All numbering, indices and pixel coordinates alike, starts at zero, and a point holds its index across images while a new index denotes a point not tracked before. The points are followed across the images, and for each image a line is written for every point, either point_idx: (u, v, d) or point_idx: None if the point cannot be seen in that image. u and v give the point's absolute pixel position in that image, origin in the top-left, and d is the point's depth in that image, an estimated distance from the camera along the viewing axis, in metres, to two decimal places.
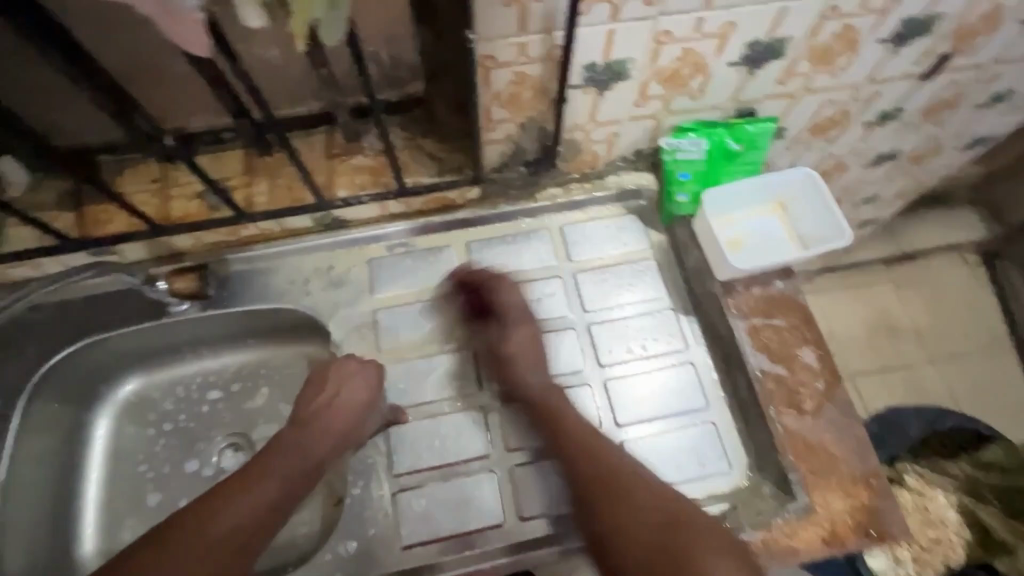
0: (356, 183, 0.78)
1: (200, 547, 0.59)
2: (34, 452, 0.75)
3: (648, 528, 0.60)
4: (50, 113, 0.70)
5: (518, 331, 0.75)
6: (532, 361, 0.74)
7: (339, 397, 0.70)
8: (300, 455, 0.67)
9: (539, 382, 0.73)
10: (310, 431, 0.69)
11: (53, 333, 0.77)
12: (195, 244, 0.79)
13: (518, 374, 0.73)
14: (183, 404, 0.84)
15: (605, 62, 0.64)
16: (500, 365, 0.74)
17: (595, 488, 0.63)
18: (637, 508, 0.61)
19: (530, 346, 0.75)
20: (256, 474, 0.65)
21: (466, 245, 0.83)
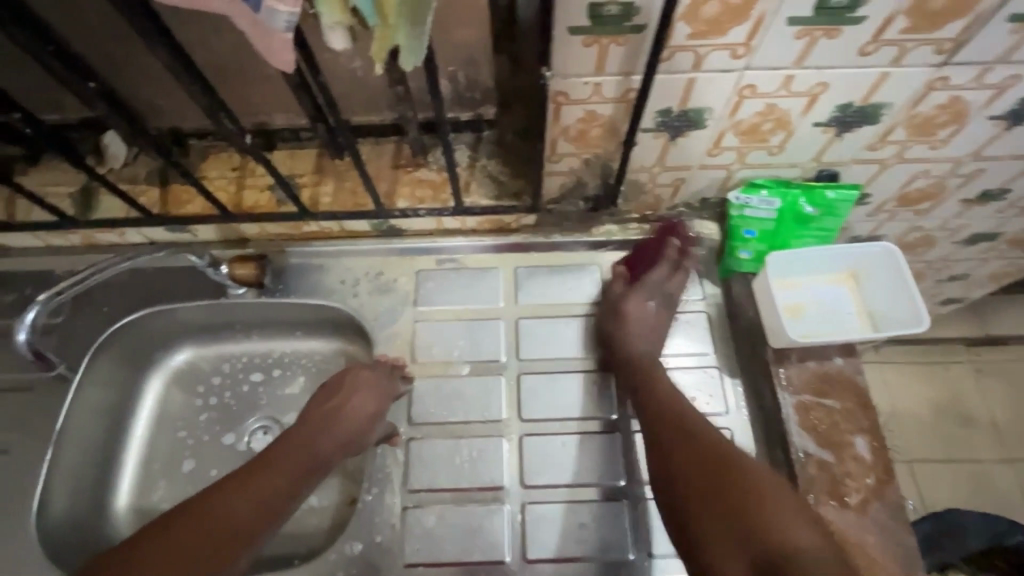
0: (416, 196, 0.80)
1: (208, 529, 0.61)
2: (90, 406, 0.80)
3: (710, 470, 0.59)
4: (152, 98, 0.76)
5: (661, 308, 0.76)
6: (647, 326, 0.75)
7: (349, 404, 0.72)
8: (310, 453, 0.70)
9: (645, 351, 0.73)
10: (327, 429, 0.71)
11: (124, 297, 0.83)
12: (262, 233, 0.84)
13: (626, 334, 0.74)
14: (228, 380, 0.89)
15: (681, 109, 0.62)
16: (616, 324, 0.75)
17: (666, 430, 0.64)
18: (692, 444, 0.61)
19: (654, 314, 0.76)
20: (267, 465, 0.68)
21: (515, 270, 0.83)
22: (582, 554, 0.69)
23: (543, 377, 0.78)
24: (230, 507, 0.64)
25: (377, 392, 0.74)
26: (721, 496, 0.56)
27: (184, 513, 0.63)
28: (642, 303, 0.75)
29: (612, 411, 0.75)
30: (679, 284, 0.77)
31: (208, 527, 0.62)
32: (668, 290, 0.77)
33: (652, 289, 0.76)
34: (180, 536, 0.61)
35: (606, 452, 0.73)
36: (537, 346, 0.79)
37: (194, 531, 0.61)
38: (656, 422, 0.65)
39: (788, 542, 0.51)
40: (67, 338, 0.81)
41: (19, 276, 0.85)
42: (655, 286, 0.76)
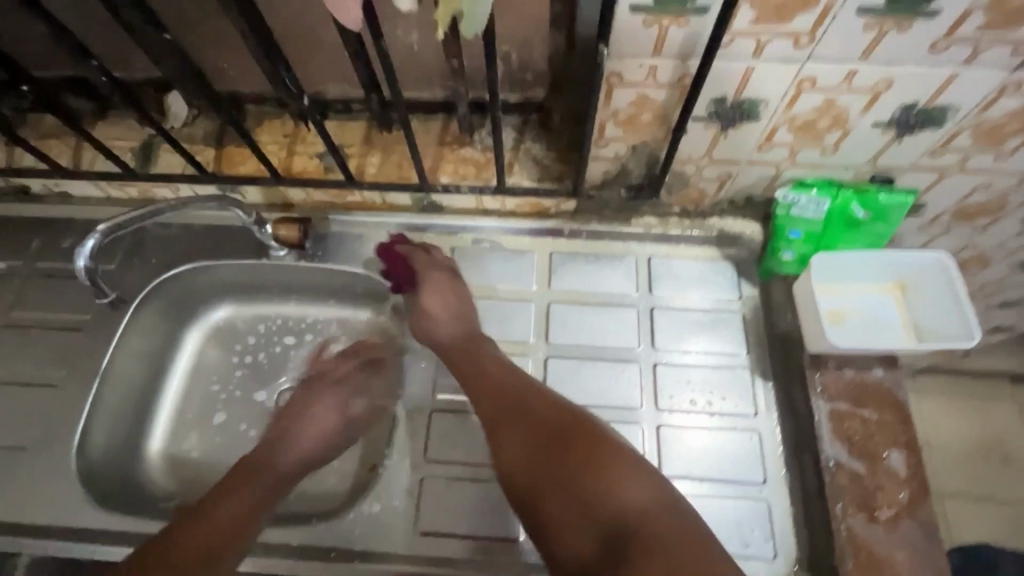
0: (458, 172, 0.81)
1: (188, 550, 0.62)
2: (133, 351, 0.83)
3: (539, 439, 0.63)
4: (217, 61, 0.79)
5: (445, 279, 0.78)
6: (450, 305, 0.77)
7: (309, 412, 0.81)
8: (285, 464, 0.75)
9: (457, 333, 0.76)
10: (293, 440, 0.77)
11: (173, 250, 0.87)
12: (307, 199, 0.86)
13: (432, 328, 0.77)
14: (263, 341, 0.92)
15: (736, 99, 0.61)
16: (420, 318, 0.78)
17: (498, 413, 0.66)
18: (534, 417, 0.65)
19: (459, 290, 0.78)
20: (245, 483, 0.70)
21: (550, 254, 0.84)
22: None
23: (567, 362, 0.77)
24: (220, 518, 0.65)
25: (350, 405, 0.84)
26: (557, 475, 0.60)
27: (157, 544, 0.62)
28: (437, 283, 0.78)
29: (635, 403, 0.74)
30: (441, 259, 0.80)
31: (191, 547, 0.62)
32: (448, 269, 0.79)
33: (433, 280, 0.78)
34: (161, 560, 0.60)
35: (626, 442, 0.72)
36: (566, 332, 0.79)
37: (173, 553, 0.61)
38: (487, 406, 0.68)
39: (621, 503, 0.57)
40: (118, 284, 0.84)
41: (79, 222, 0.89)
42: (440, 273, 0.79)
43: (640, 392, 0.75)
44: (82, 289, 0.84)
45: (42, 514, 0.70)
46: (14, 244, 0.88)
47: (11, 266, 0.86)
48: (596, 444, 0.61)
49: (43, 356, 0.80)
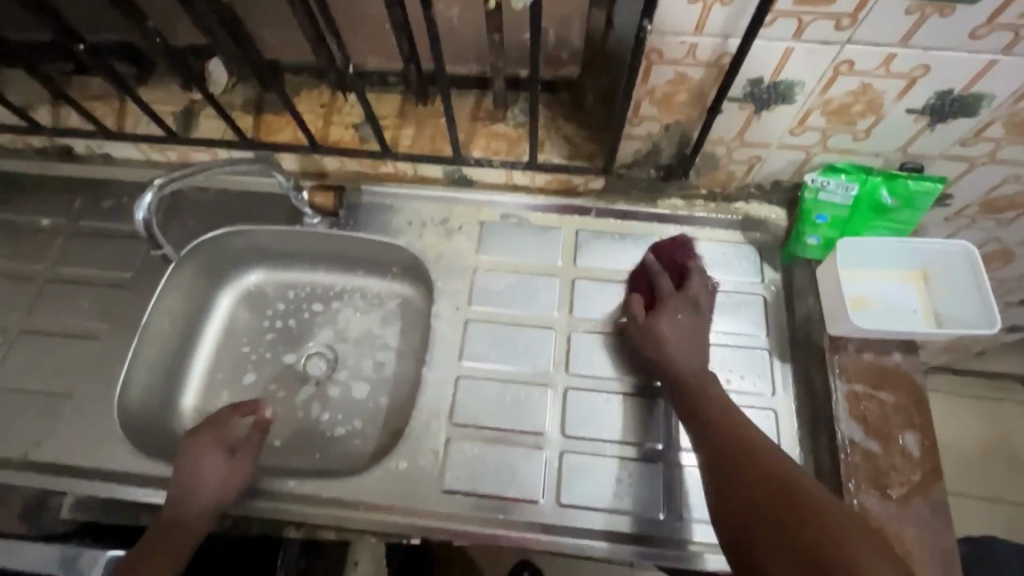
0: (491, 147, 0.83)
1: None
2: (169, 310, 0.86)
3: (785, 494, 0.53)
4: (260, 29, 0.82)
5: (694, 312, 0.73)
6: (692, 340, 0.71)
7: (200, 461, 0.70)
8: (182, 529, 0.66)
9: (694, 368, 0.69)
10: (182, 501, 0.68)
11: (210, 215, 0.90)
12: (341, 168, 0.88)
13: (672, 356, 0.70)
14: (292, 306, 0.95)
15: (772, 81, 0.62)
16: (653, 344, 0.71)
17: (730, 457, 0.59)
18: (758, 478, 0.56)
19: (696, 323, 0.72)
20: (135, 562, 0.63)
21: (576, 233, 0.85)
22: (619, 506, 0.70)
23: (592, 337, 0.79)
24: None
25: (228, 437, 0.72)
26: (768, 516, 0.52)
27: None
28: (676, 313, 0.73)
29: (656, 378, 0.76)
30: (698, 282, 0.74)
31: None
32: (692, 294, 0.74)
33: (673, 303, 0.73)
34: None
35: (646, 415, 0.74)
36: (591, 307, 0.81)
37: None
38: (720, 451, 0.60)
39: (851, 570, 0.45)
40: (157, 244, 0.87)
41: (120, 184, 0.92)
42: (683, 296, 0.74)
43: None
44: (123, 247, 0.87)
45: (84, 455, 0.73)
46: (57, 203, 0.91)
47: (55, 223, 0.90)
48: (813, 499, 0.52)
49: (84, 308, 0.83)
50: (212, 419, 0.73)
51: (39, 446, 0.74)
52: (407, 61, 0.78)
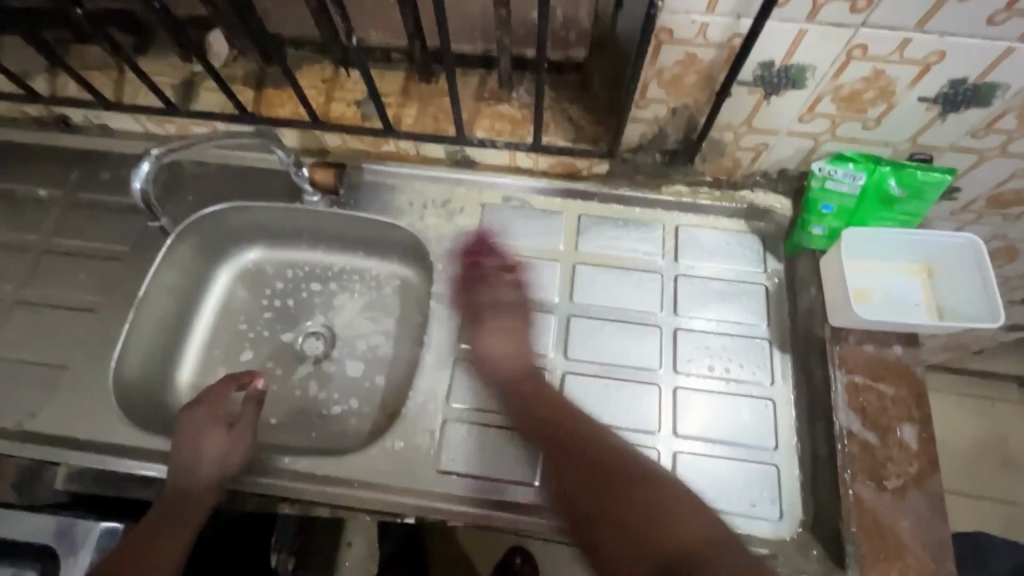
0: (494, 128, 0.81)
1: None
2: (166, 284, 0.86)
3: (600, 472, 0.61)
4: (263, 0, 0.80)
5: (510, 312, 0.75)
6: (506, 344, 0.73)
7: (199, 435, 0.71)
8: (187, 502, 0.68)
9: (517, 369, 0.72)
10: (184, 476, 0.69)
11: (209, 190, 0.88)
12: (342, 146, 0.87)
13: (494, 352, 0.73)
14: (291, 285, 0.94)
15: (783, 64, 0.61)
16: (488, 339, 0.74)
17: (538, 434, 0.66)
18: (581, 458, 0.62)
19: (514, 321, 0.75)
20: (143, 539, 0.64)
21: (579, 217, 0.85)
22: None
23: (590, 322, 0.79)
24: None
25: (223, 412, 0.73)
26: (592, 495, 0.60)
27: None
28: (478, 315, 0.76)
29: (653, 365, 0.76)
30: (506, 280, 0.78)
31: None
32: (493, 294, 0.77)
33: (483, 311, 0.76)
34: None
35: (643, 401, 0.74)
36: (592, 293, 0.81)
37: None
38: (529, 428, 0.68)
39: (678, 544, 0.53)
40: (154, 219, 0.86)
41: (118, 156, 0.91)
42: (484, 276, 0.78)
43: (660, 354, 0.77)
44: (120, 220, 0.86)
45: (79, 427, 0.73)
46: (54, 173, 0.90)
47: (52, 193, 0.89)
48: (642, 475, 0.60)
49: (80, 280, 0.82)
50: (206, 396, 0.74)
51: (34, 416, 0.73)
52: (411, 37, 0.76)
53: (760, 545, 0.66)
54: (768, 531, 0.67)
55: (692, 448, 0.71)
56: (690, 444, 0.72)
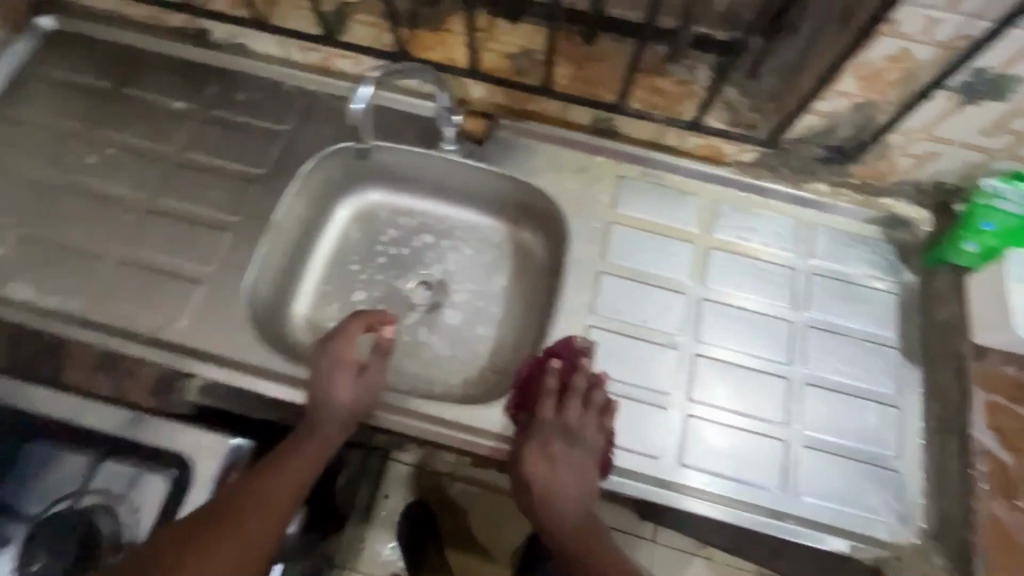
0: (651, 101, 0.80)
1: (270, 489, 0.65)
2: (294, 213, 0.85)
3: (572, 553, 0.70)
4: None
5: (566, 442, 0.69)
6: (556, 475, 0.69)
7: (336, 374, 0.71)
8: (318, 439, 0.70)
9: (567, 505, 0.69)
10: (321, 413, 0.71)
11: (344, 124, 0.87)
12: (486, 99, 0.86)
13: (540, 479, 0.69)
14: (404, 234, 0.95)
15: (998, 73, 0.60)
16: (544, 467, 0.70)
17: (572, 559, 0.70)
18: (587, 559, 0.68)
19: (575, 461, 0.69)
20: (280, 461, 0.68)
21: (715, 202, 0.84)
22: (734, 475, 0.70)
23: (721, 309, 0.78)
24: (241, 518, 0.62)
25: (352, 355, 0.73)
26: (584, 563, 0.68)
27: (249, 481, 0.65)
28: (549, 445, 0.70)
29: (781, 359, 0.76)
30: (577, 413, 0.70)
31: (270, 489, 0.65)
32: (565, 421, 0.70)
33: (545, 436, 0.70)
34: (243, 505, 0.63)
35: (771, 393, 0.74)
36: (725, 280, 0.80)
37: (257, 494, 0.64)
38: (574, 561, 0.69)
39: None
40: (290, 146, 0.86)
41: (254, 79, 0.89)
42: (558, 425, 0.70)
43: (790, 349, 0.76)
44: (255, 142, 0.86)
45: (219, 344, 0.74)
46: (188, 87, 0.89)
47: (187, 107, 0.88)
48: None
49: (215, 198, 0.82)
50: (340, 330, 0.74)
51: (174, 325, 0.74)
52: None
53: (879, 547, 0.67)
54: (885, 534, 0.68)
55: (816, 444, 0.72)
56: (815, 440, 0.72)
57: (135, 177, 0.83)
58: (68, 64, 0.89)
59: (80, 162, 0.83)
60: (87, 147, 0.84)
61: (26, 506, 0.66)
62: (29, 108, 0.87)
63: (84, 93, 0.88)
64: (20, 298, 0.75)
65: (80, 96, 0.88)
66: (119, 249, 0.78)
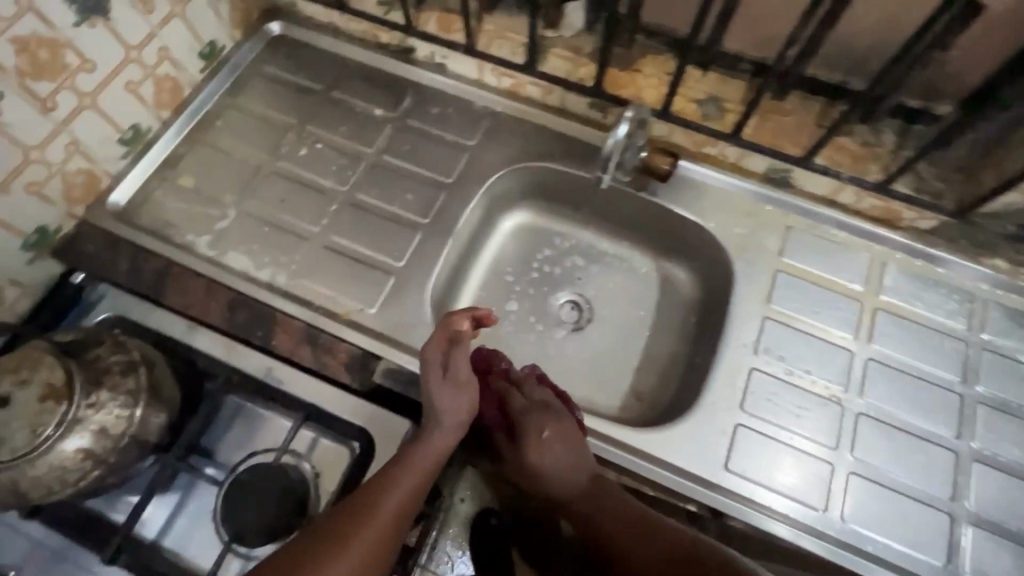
0: (834, 158, 0.82)
1: (376, 514, 0.62)
2: (471, 222, 0.92)
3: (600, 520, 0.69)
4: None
5: (546, 415, 0.74)
6: (551, 452, 0.72)
7: (436, 387, 0.68)
8: (430, 448, 0.67)
9: (577, 474, 0.71)
10: (432, 427, 0.68)
11: (526, 147, 0.94)
12: (665, 137, 0.90)
13: (549, 462, 0.71)
14: (557, 253, 1.00)
15: None
16: (542, 449, 0.72)
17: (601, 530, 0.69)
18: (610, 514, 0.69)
19: (565, 429, 0.73)
20: (388, 477, 0.64)
21: (883, 263, 0.84)
22: (897, 540, 0.69)
23: (885, 371, 0.78)
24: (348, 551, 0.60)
25: (440, 355, 0.69)
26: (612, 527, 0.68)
27: (355, 503, 0.63)
28: (535, 427, 0.73)
29: (946, 431, 0.75)
30: (539, 391, 0.78)
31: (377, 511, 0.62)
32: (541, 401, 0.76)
33: (530, 418, 0.74)
34: (351, 527, 0.61)
35: (934, 465, 0.73)
36: (891, 343, 0.80)
37: (364, 514, 0.62)
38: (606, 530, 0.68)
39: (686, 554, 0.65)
40: (476, 161, 0.93)
41: (448, 96, 0.98)
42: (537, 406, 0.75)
43: (958, 421, 0.75)
44: (445, 154, 0.93)
45: (404, 334, 0.81)
46: (388, 97, 0.98)
47: (386, 114, 0.96)
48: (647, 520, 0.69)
49: (407, 199, 0.90)
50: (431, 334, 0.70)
51: (367, 311, 0.82)
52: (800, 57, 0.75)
53: None
54: None
55: (983, 522, 0.70)
56: (982, 519, 0.70)
57: (335, 171, 0.92)
58: (285, 65, 1.00)
59: (292, 153, 0.93)
60: (298, 141, 0.94)
61: (230, 456, 0.76)
62: (250, 99, 0.98)
63: (298, 91, 0.98)
64: (237, 267, 0.84)
65: (294, 94, 0.98)
66: (321, 235, 0.86)
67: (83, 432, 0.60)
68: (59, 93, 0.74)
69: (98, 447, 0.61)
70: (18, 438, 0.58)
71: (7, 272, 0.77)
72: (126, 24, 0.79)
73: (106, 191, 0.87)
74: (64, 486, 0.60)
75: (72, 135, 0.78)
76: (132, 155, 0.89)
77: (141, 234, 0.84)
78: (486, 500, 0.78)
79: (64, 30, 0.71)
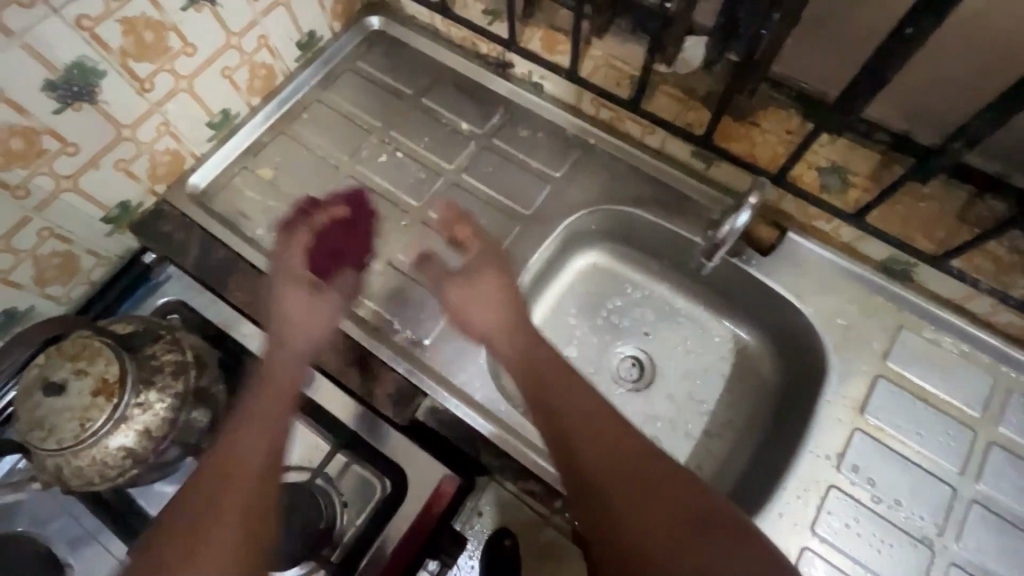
0: (972, 261, 0.71)
1: (227, 474, 0.59)
2: (544, 258, 0.87)
3: (603, 454, 0.64)
4: (812, 57, 0.72)
5: (491, 274, 0.77)
6: (488, 300, 0.75)
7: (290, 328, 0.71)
8: (272, 390, 0.66)
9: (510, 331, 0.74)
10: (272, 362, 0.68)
11: (614, 188, 0.87)
12: (773, 202, 0.81)
13: (481, 314, 0.75)
14: (628, 302, 0.92)
15: None
16: (474, 298, 0.75)
17: (606, 466, 0.64)
18: (612, 458, 0.64)
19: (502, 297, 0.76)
20: (233, 431, 0.63)
21: (1008, 390, 0.73)
22: None
23: (992, 519, 0.68)
24: (222, 527, 0.57)
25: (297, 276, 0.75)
26: (614, 464, 0.64)
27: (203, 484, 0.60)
28: (479, 278, 0.77)
29: None
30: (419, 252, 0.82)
31: (226, 473, 0.60)
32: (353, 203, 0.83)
33: (476, 268, 0.77)
34: (203, 500, 0.58)
35: None
36: (1005, 486, 0.69)
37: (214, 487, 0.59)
38: (608, 471, 0.63)
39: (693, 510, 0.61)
40: (557, 195, 0.87)
41: (540, 119, 0.92)
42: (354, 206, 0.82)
43: None
44: (526, 181, 0.88)
45: (453, 370, 0.77)
46: (478, 112, 0.93)
47: (473, 130, 0.92)
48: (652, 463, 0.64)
49: (480, 225, 0.85)
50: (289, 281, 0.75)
51: (421, 341, 0.78)
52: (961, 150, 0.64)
53: None
54: None
55: None
56: None
57: (412, 184, 0.88)
58: (380, 64, 0.97)
59: (372, 158, 0.90)
60: (380, 145, 0.91)
61: None
62: (339, 95, 0.95)
63: (388, 93, 0.95)
64: None
65: (383, 96, 0.95)
66: (388, 251, 0.84)
67: (128, 430, 0.60)
68: (158, 76, 0.74)
69: (140, 446, 0.61)
70: (66, 429, 0.58)
71: (86, 243, 0.79)
72: (231, 11, 0.77)
73: (189, 172, 0.87)
74: (103, 479, 0.61)
75: (165, 116, 0.78)
76: (217, 139, 0.89)
77: (214, 222, 0.84)
78: (505, 521, 0.79)
79: (172, 14, 0.70)
